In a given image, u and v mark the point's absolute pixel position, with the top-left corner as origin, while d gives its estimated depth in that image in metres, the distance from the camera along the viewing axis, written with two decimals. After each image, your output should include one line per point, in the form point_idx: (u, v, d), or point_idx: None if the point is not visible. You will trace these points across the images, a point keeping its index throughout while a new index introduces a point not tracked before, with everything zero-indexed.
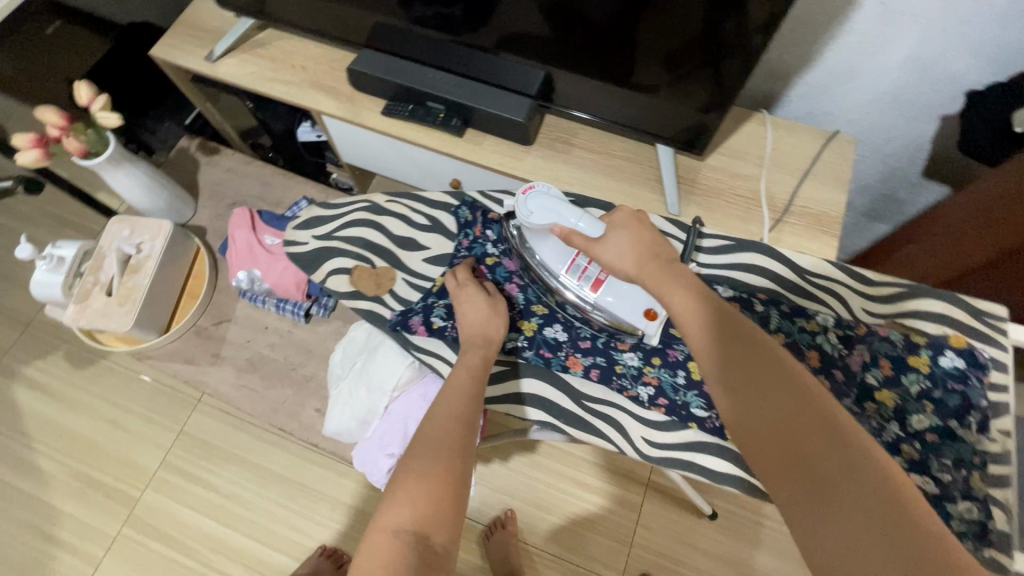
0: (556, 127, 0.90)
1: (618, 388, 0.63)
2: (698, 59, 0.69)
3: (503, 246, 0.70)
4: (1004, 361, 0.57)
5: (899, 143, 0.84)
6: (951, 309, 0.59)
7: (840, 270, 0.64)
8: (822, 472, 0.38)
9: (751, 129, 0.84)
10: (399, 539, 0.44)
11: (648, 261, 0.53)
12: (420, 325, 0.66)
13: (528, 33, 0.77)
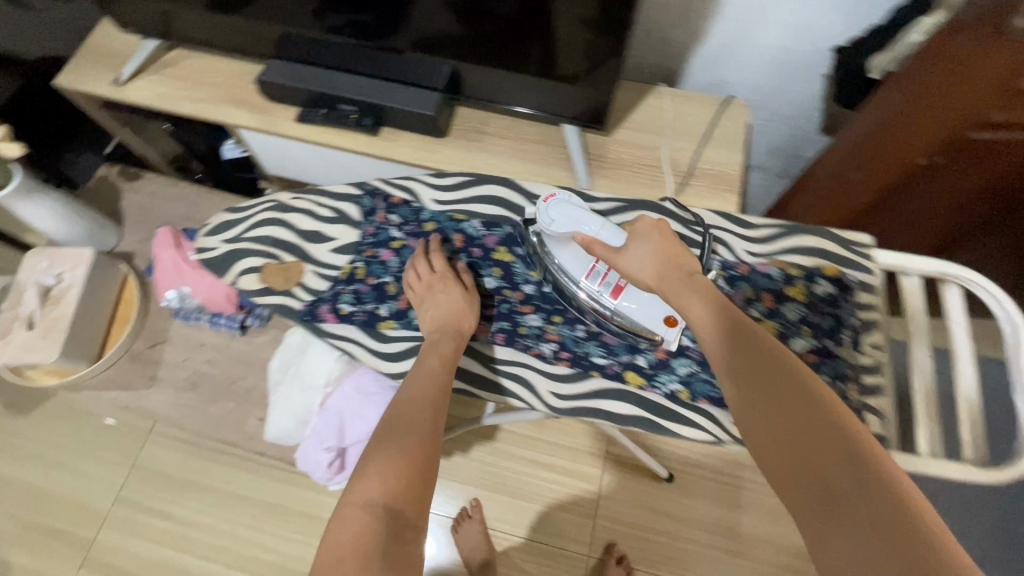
0: (469, 118, 0.89)
1: (523, 348, 0.58)
2: (592, 41, 0.70)
3: (410, 228, 0.62)
4: (872, 282, 0.57)
5: (787, 98, 0.94)
6: (821, 242, 0.59)
7: (722, 217, 0.63)
8: (832, 482, 0.37)
9: (650, 103, 0.88)
10: (368, 512, 0.45)
11: (669, 273, 0.51)
12: (329, 312, 0.58)
13: (440, 32, 0.77)
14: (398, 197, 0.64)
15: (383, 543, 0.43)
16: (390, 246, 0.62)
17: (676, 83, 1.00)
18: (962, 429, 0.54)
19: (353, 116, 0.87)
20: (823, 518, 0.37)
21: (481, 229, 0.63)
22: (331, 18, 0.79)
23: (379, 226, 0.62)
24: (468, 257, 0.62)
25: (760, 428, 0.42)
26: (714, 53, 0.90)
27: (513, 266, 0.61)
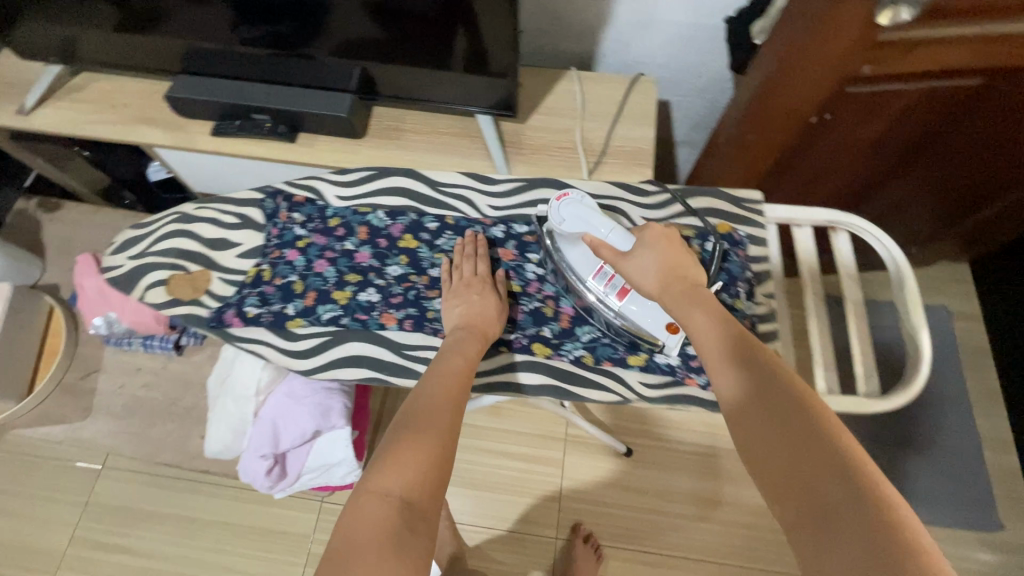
0: (385, 117, 0.90)
1: (432, 331, 0.61)
2: (487, 34, 0.71)
3: (314, 225, 0.66)
4: (760, 236, 0.64)
5: (694, 72, 0.97)
6: (716, 202, 0.67)
7: (617, 187, 0.69)
8: (824, 491, 0.37)
9: (562, 87, 0.90)
10: (388, 503, 0.42)
11: (672, 286, 0.52)
12: (234, 317, 0.61)
13: (361, 37, 0.76)
14: (302, 197, 0.68)
15: (398, 537, 0.40)
16: (297, 245, 0.64)
17: (591, 65, 1.02)
18: (858, 365, 0.60)
19: (267, 125, 0.87)
20: (813, 529, 0.36)
21: (386, 219, 0.66)
22: (246, 30, 0.79)
23: (284, 226, 0.66)
24: (374, 247, 0.65)
25: (755, 437, 0.42)
26: (621, 33, 0.92)
27: (418, 252, 0.65)
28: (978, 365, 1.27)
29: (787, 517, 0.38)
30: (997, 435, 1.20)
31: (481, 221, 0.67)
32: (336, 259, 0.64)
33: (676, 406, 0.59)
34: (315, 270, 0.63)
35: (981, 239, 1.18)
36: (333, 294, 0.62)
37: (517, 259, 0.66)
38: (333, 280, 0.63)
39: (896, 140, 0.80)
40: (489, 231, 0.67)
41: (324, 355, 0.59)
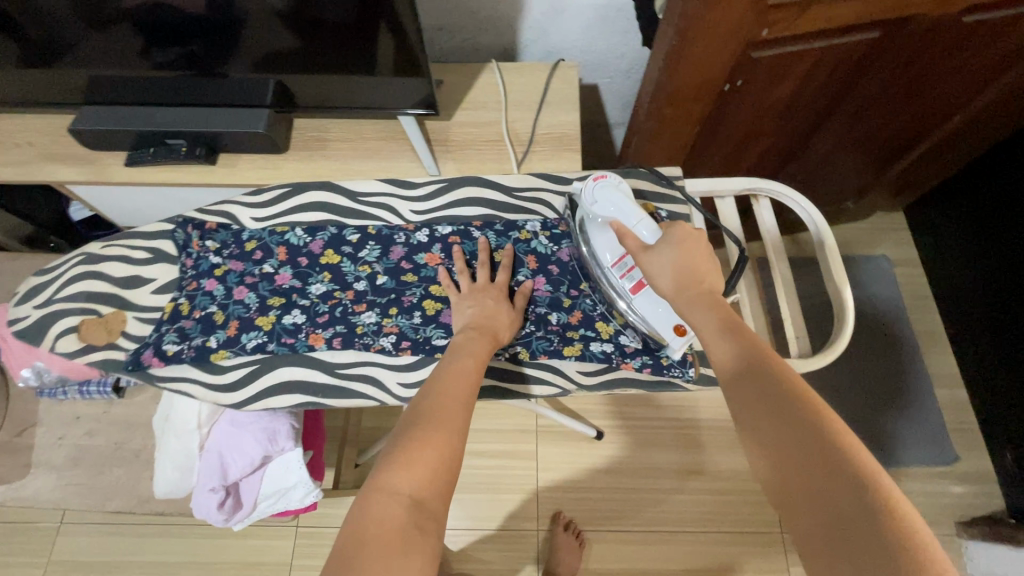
0: (307, 129, 0.88)
1: (363, 346, 0.62)
2: (396, 37, 0.69)
3: (230, 251, 0.67)
4: (681, 212, 0.69)
5: (615, 54, 0.98)
6: (639, 182, 0.71)
7: (539, 178, 0.72)
8: (820, 456, 0.38)
9: (483, 81, 0.89)
10: (397, 504, 0.42)
11: (689, 288, 0.52)
12: (153, 357, 0.61)
13: (278, 50, 0.73)
14: (215, 222, 0.68)
15: (408, 540, 0.40)
16: (215, 274, 0.65)
17: (513, 55, 1.01)
18: (788, 329, 0.63)
19: (183, 149, 0.84)
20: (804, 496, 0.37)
21: (304, 236, 0.67)
22: (159, 53, 0.74)
23: (198, 256, 0.66)
24: (295, 267, 0.66)
25: (757, 425, 0.42)
26: (539, 21, 0.92)
27: (341, 266, 0.66)
28: (920, 308, 1.32)
29: (779, 480, 0.39)
30: (944, 372, 1.26)
31: (404, 227, 0.68)
32: (257, 284, 0.65)
33: (612, 391, 0.63)
34: (236, 297, 0.64)
35: (909, 184, 1.23)
36: (256, 321, 0.63)
37: (444, 263, 0.66)
38: (255, 306, 0.64)
39: (811, 100, 0.82)
40: (411, 235, 0.68)
41: (254, 385, 0.60)
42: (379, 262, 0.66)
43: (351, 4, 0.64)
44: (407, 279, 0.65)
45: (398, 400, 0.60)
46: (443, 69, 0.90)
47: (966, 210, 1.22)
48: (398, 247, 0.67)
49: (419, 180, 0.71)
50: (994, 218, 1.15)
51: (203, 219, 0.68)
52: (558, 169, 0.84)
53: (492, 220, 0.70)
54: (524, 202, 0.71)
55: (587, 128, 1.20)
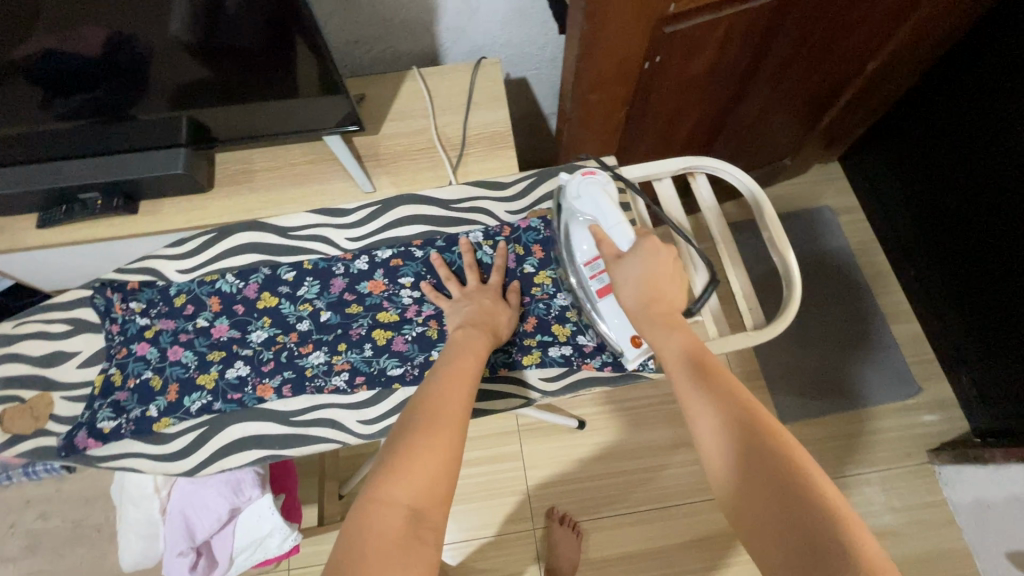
0: (230, 162, 0.84)
1: (315, 390, 0.59)
2: (308, 56, 0.65)
3: (159, 310, 0.63)
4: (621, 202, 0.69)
5: (536, 43, 0.98)
6: None
7: (476, 187, 0.69)
8: (783, 474, 0.39)
9: (407, 89, 0.87)
10: (396, 516, 0.41)
11: (650, 306, 0.52)
12: (88, 438, 0.58)
13: (189, 83, 0.69)
14: (139, 281, 0.65)
15: (408, 552, 0.39)
16: (146, 336, 0.62)
17: (435, 59, 0.99)
18: (741, 303, 0.63)
19: (98, 203, 0.79)
20: (771, 518, 0.39)
21: (237, 282, 0.64)
22: (60, 104, 0.69)
23: (124, 319, 0.63)
24: (231, 316, 0.63)
25: (722, 452, 0.43)
26: (456, 21, 0.91)
27: (280, 308, 0.63)
28: (866, 252, 1.38)
29: (742, 496, 0.41)
30: (897, 310, 1.31)
31: (342, 257, 0.65)
32: (194, 340, 0.62)
33: (578, 393, 0.63)
34: (173, 358, 0.61)
35: (838, 134, 1.27)
36: (197, 381, 0.60)
37: (388, 288, 0.64)
38: (194, 364, 0.61)
39: (731, 67, 0.83)
40: (350, 264, 0.65)
41: (203, 450, 0.58)
42: (321, 298, 0.63)
43: (259, 29, 0.61)
44: (352, 310, 0.63)
45: (359, 438, 0.59)
46: (364, 81, 0.87)
47: (894, 150, 1.27)
48: (339, 279, 0.64)
49: (351, 205, 0.68)
50: (920, 154, 1.20)
51: (125, 278, 0.64)
52: (496, 169, 0.84)
53: (433, 236, 0.68)
54: (463, 213, 0.69)
55: (522, 122, 1.20)
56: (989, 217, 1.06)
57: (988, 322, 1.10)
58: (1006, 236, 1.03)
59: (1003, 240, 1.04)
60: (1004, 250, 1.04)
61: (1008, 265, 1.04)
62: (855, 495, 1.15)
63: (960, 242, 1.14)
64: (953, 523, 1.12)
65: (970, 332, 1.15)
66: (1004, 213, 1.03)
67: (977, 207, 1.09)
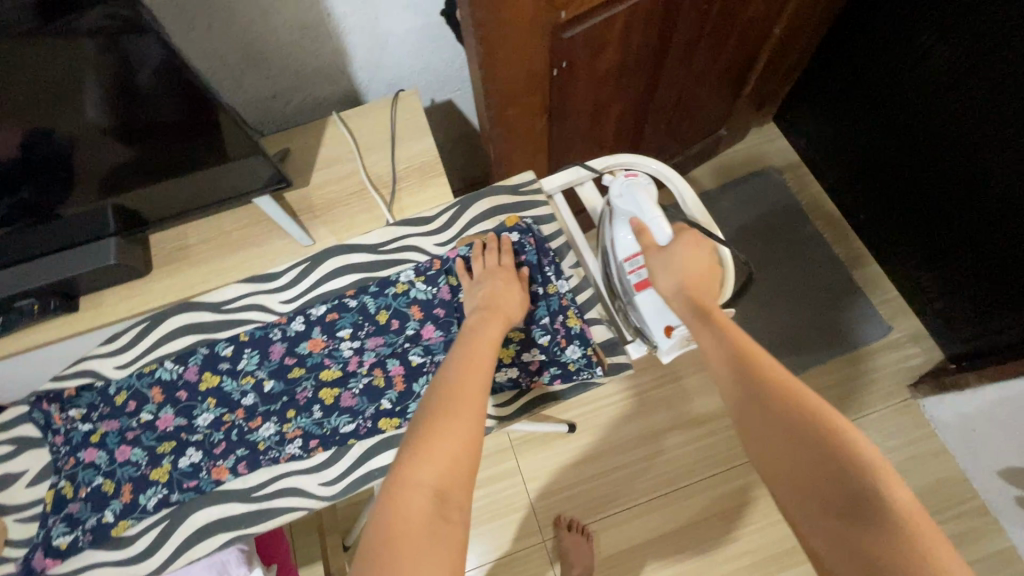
0: (165, 241, 0.83)
1: (272, 461, 0.60)
2: (227, 122, 0.65)
3: (102, 411, 0.63)
4: (542, 215, 0.71)
5: (451, 65, 0.99)
6: (497, 199, 0.71)
7: (401, 226, 0.69)
8: (813, 435, 0.43)
9: (329, 134, 0.87)
10: (423, 498, 0.45)
11: (687, 291, 0.57)
12: (46, 556, 0.58)
13: (115, 168, 0.67)
14: (76, 386, 0.64)
15: (434, 531, 0.43)
16: (92, 441, 0.62)
17: (355, 98, 1.00)
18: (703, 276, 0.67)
19: (36, 306, 0.75)
20: (801, 476, 0.42)
21: (176, 368, 0.64)
22: None
23: (66, 429, 0.63)
24: (176, 404, 0.63)
25: (750, 417, 0.47)
26: (369, 57, 0.92)
27: (223, 386, 0.63)
28: (817, 205, 1.39)
29: (771, 456, 0.44)
30: (857, 255, 1.33)
31: (277, 321, 0.66)
32: (140, 436, 0.62)
33: (530, 413, 0.65)
34: (121, 458, 0.61)
35: (766, 96, 1.30)
36: (150, 476, 0.60)
37: (328, 345, 0.65)
38: (145, 460, 0.61)
39: (640, 58, 0.85)
40: (286, 328, 0.65)
41: (168, 544, 0.59)
42: (263, 366, 0.64)
43: (176, 104, 0.61)
44: (296, 373, 0.64)
45: (324, 499, 0.60)
46: (286, 135, 0.87)
47: (821, 103, 1.30)
48: (278, 345, 0.65)
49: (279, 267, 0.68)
50: (847, 99, 1.22)
51: (63, 385, 0.63)
52: (431, 198, 0.84)
53: (365, 284, 0.67)
54: (393, 254, 0.69)
55: (457, 144, 1.21)
56: (924, 150, 1.09)
57: (942, 250, 1.13)
58: (944, 163, 1.06)
59: (941, 168, 1.07)
60: (945, 178, 1.07)
61: (951, 192, 1.07)
62: None
63: (899, 179, 1.18)
64: (945, 452, 1.14)
65: (921, 264, 1.19)
66: (936, 142, 1.06)
67: (908, 142, 1.12)
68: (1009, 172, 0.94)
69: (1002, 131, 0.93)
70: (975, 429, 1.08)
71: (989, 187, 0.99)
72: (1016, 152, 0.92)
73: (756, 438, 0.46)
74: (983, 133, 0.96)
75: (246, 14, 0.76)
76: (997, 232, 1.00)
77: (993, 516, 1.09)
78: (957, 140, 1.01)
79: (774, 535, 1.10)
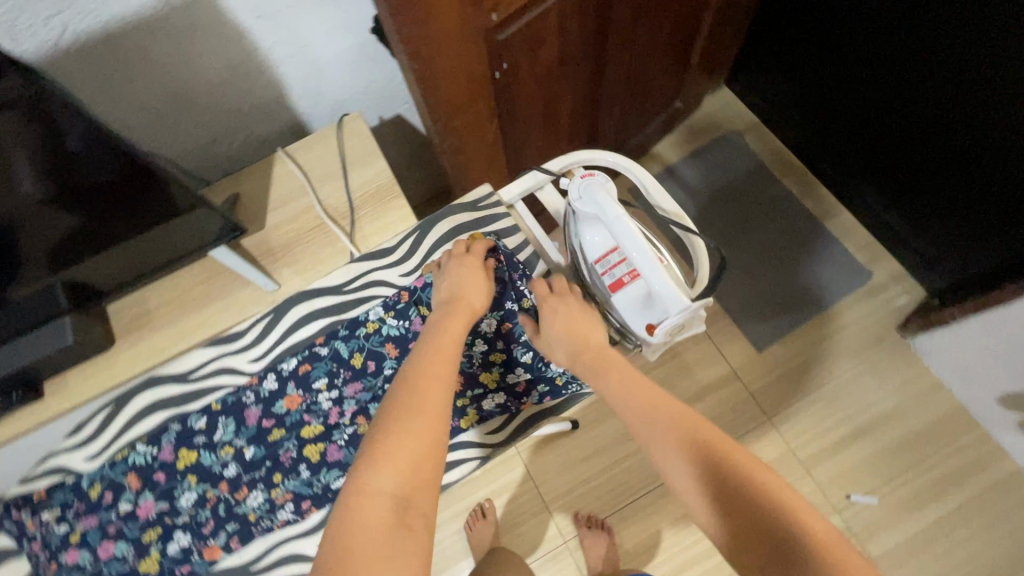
0: (124, 309, 0.78)
1: (266, 530, 0.71)
2: (165, 176, 0.62)
3: (76, 507, 0.68)
4: (505, 224, 0.72)
5: (392, 81, 0.96)
6: (456, 218, 0.73)
7: (363, 262, 0.72)
8: (738, 479, 0.50)
9: (277, 172, 0.84)
10: (382, 505, 0.46)
11: (581, 355, 0.62)
12: None
13: (55, 242, 0.62)
14: (47, 486, 0.69)
15: (395, 540, 0.44)
16: (71, 542, 0.68)
17: (299, 128, 0.96)
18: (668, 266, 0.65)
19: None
20: (733, 519, 0.49)
21: (149, 449, 0.69)
22: None
23: (41, 533, 0.68)
24: (155, 488, 0.69)
25: (680, 471, 0.53)
26: (306, 85, 0.88)
27: (201, 461, 0.70)
28: (780, 162, 1.39)
29: (706, 504, 0.51)
30: (826, 209, 1.34)
31: (249, 383, 0.71)
32: (122, 528, 0.69)
33: (522, 432, 0.77)
34: (105, 552, 0.68)
35: (714, 62, 1.29)
36: (139, 568, 0.68)
37: (306, 400, 0.72)
38: (131, 553, 0.68)
39: (581, 48, 0.83)
40: (259, 388, 0.71)
41: None
42: (240, 433, 0.71)
43: (111, 162, 0.57)
44: (275, 436, 0.71)
45: None
46: (232, 179, 0.83)
47: (770, 60, 1.30)
48: (252, 408, 0.71)
49: (241, 327, 0.71)
50: (814, 47, 1.17)
51: (31, 488, 0.68)
52: (392, 224, 0.81)
53: (334, 328, 0.72)
54: (357, 292, 0.73)
55: (412, 158, 1.18)
56: (901, 94, 1.04)
57: (920, 192, 1.12)
58: (923, 106, 1.02)
59: (898, 107, 1.06)
60: (904, 116, 1.06)
61: (912, 128, 1.06)
62: (848, 394, 1.17)
63: (856, 125, 1.18)
64: (940, 386, 1.16)
65: (889, 206, 1.21)
66: (915, 84, 1.01)
67: (861, 87, 1.12)
68: (997, 114, 0.90)
69: (974, 65, 0.90)
70: (956, 361, 1.11)
71: (975, 130, 0.95)
72: (1007, 94, 0.87)
73: (688, 489, 0.52)
74: (970, 75, 0.91)
75: (163, 59, 0.72)
76: (985, 173, 0.97)
77: (993, 442, 1.11)
78: (939, 82, 0.97)
79: None
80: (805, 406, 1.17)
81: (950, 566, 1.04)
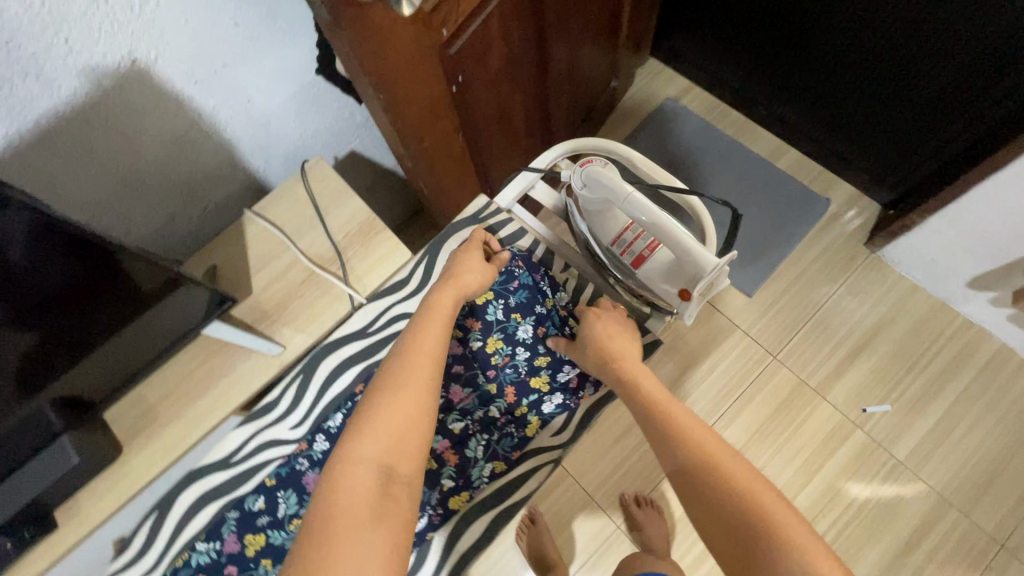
0: (124, 414, 0.74)
1: None
2: (127, 260, 0.58)
3: None
4: (513, 229, 0.82)
5: (342, 119, 0.94)
6: (460, 233, 0.81)
7: (383, 300, 0.79)
8: (724, 491, 0.60)
9: (250, 233, 0.81)
10: (369, 472, 0.57)
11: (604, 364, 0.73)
12: None
13: (30, 367, 0.57)
14: None
15: (379, 503, 0.55)
16: None
17: (258, 186, 0.93)
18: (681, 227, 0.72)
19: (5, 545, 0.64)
20: (718, 525, 0.60)
21: (209, 544, 0.74)
22: None
23: None
24: None
25: (677, 477, 0.64)
26: (256, 139, 0.85)
27: (271, 541, 0.74)
28: (722, 115, 1.45)
29: (698, 509, 0.62)
30: (774, 149, 1.40)
31: (298, 450, 0.77)
32: None
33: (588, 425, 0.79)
34: None
35: (638, 36, 1.34)
36: None
37: None
38: None
39: (524, 47, 0.85)
40: (310, 451, 0.77)
41: None
42: (304, 501, 0.75)
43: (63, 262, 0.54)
44: None
45: None
46: (204, 252, 0.80)
47: (689, 23, 1.35)
48: (307, 473, 0.76)
49: (274, 398, 0.78)
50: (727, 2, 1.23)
51: None
52: (385, 256, 0.80)
53: (370, 371, 0.79)
54: (383, 330, 0.79)
55: (376, 190, 1.16)
56: (812, 28, 1.12)
57: (852, 114, 1.20)
58: (862, 35, 1.05)
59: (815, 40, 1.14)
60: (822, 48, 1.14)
61: (832, 57, 1.14)
62: (837, 315, 1.23)
63: (782, 65, 1.25)
64: (915, 288, 1.24)
65: (829, 133, 1.28)
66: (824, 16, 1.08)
67: (778, 30, 1.19)
68: (939, 29, 0.94)
69: None
70: (924, 261, 1.19)
71: (934, 49, 0.97)
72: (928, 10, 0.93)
73: (683, 492, 0.64)
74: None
75: (101, 146, 0.69)
76: (913, 84, 1.05)
77: (976, 325, 1.20)
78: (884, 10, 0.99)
79: (812, 425, 1.16)
80: (802, 337, 1.22)
81: (967, 449, 1.12)
